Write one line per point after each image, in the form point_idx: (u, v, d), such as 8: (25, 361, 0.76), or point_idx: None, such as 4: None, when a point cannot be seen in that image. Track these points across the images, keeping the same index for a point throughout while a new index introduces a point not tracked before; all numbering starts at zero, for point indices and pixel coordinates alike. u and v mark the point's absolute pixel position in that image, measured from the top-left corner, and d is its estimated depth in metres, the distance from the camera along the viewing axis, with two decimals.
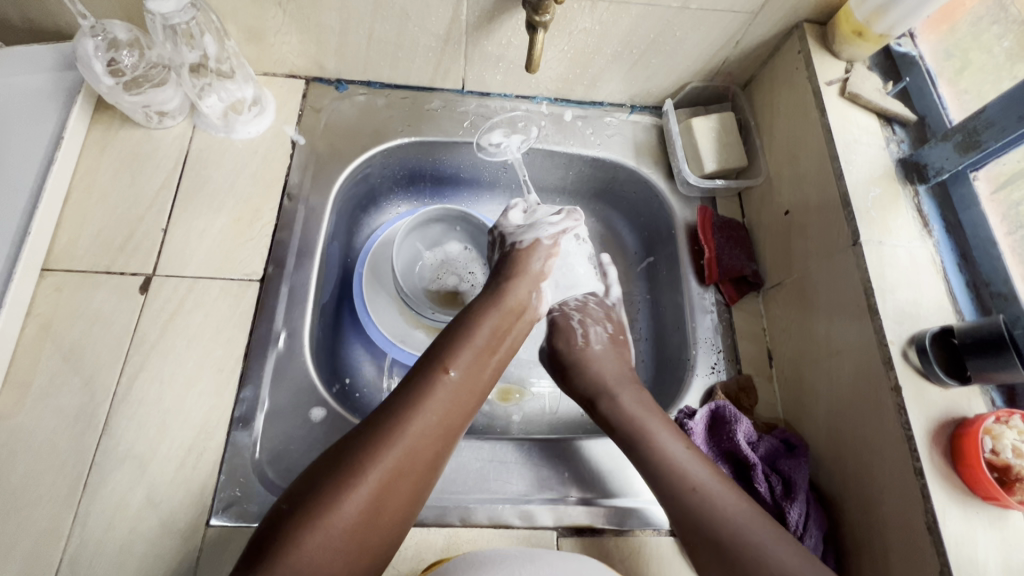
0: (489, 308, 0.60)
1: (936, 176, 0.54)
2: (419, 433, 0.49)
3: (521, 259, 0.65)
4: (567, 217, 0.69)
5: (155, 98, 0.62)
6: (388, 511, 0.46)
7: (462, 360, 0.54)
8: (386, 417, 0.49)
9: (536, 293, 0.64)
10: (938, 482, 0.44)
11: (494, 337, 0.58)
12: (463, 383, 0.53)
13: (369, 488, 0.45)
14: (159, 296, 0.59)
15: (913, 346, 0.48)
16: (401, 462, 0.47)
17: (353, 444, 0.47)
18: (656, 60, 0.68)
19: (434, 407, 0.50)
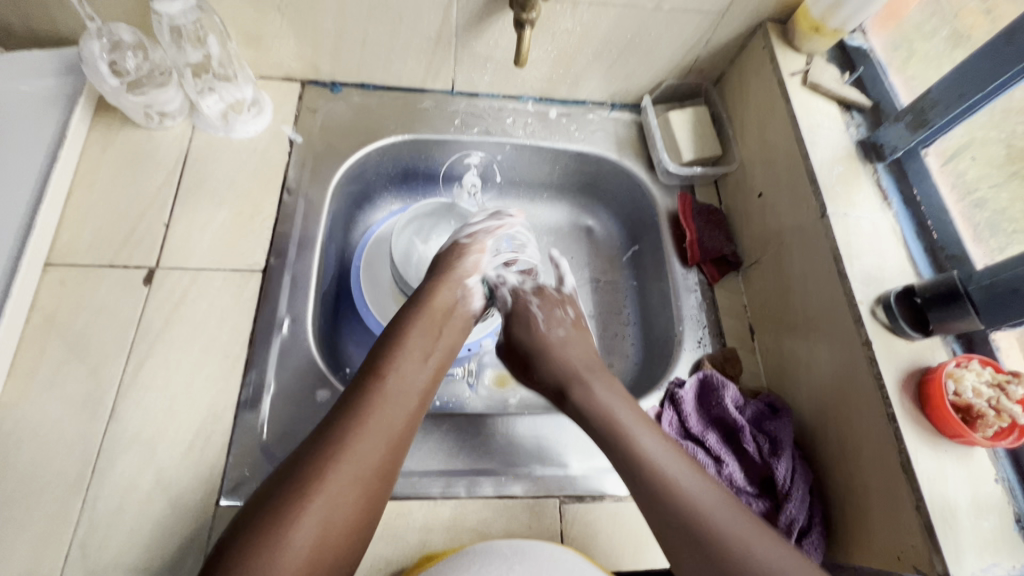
0: (421, 315, 0.59)
1: (891, 154, 0.60)
2: (360, 451, 0.47)
3: (450, 258, 0.66)
4: (495, 219, 0.71)
5: (156, 98, 0.65)
6: (340, 523, 0.44)
7: (400, 362, 0.54)
8: (321, 441, 0.47)
9: (462, 289, 0.63)
10: (909, 424, 0.48)
11: (428, 343, 0.57)
12: (402, 385, 0.52)
13: (312, 522, 0.43)
14: (163, 287, 0.60)
15: (879, 305, 0.53)
16: (343, 487, 0.45)
17: (282, 480, 0.45)
18: (633, 59, 0.73)
19: (378, 409, 0.50)
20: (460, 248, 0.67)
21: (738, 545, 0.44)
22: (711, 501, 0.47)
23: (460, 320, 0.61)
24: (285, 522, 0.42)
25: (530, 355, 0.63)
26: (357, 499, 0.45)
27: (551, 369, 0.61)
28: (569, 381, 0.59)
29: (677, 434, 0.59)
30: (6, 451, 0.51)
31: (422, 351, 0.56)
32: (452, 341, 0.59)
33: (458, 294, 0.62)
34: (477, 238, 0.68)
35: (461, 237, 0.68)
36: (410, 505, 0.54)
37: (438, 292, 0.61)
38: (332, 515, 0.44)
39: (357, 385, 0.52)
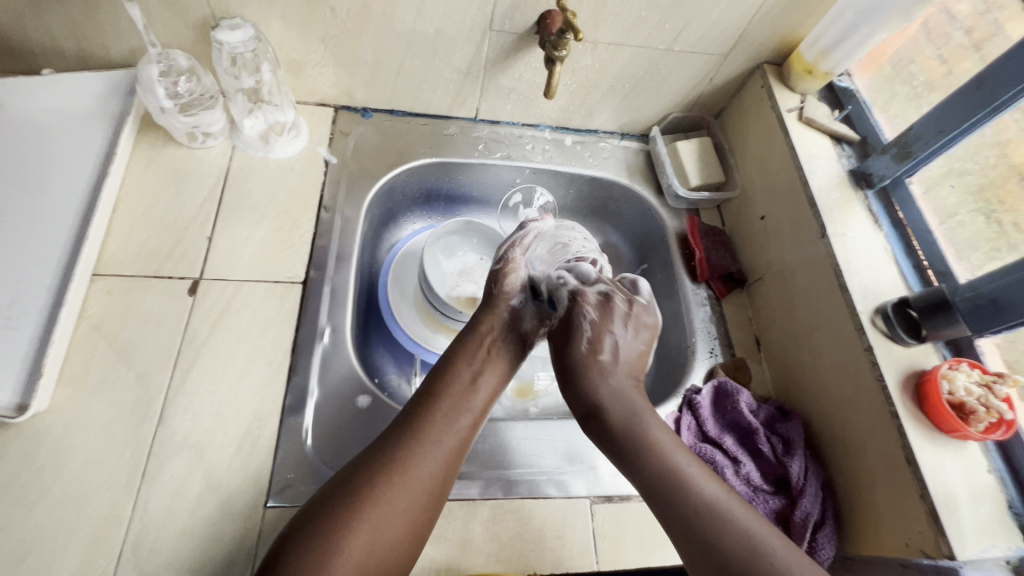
0: (471, 340, 0.61)
1: (880, 182, 0.67)
2: (412, 468, 0.49)
3: (492, 284, 0.66)
4: (518, 232, 0.70)
5: (203, 119, 0.69)
6: (394, 530, 0.46)
7: (453, 384, 0.57)
8: (378, 456, 0.49)
9: (509, 312, 0.64)
10: (910, 420, 0.53)
11: (475, 367, 0.59)
12: (456, 405, 0.55)
13: (365, 529, 0.45)
14: (207, 297, 0.63)
15: (878, 314, 0.59)
16: (395, 503, 0.47)
17: (336, 491, 0.47)
18: (644, 94, 0.80)
19: (432, 428, 0.52)
20: (497, 274, 0.66)
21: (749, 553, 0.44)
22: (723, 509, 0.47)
23: (507, 340, 0.62)
24: (336, 534, 0.44)
25: (572, 370, 0.58)
26: (403, 517, 0.46)
27: (589, 396, 0.56)
28: (616, 428, 0.54)
29: (695, 437, 0.63)
30: (57, 455, 0.52)
31: (473, 373, 0.58)
32: (502, 364, 0.60)
33: (502, 314, 0.63)
34: (510, 258, 0.67)
35: (495, 261, 0.68)
36: (451, 506, 0.57)
37: (484, 316, 0.63)
38: (380, 529, 0.45)
39: (412, 406, 0.55)
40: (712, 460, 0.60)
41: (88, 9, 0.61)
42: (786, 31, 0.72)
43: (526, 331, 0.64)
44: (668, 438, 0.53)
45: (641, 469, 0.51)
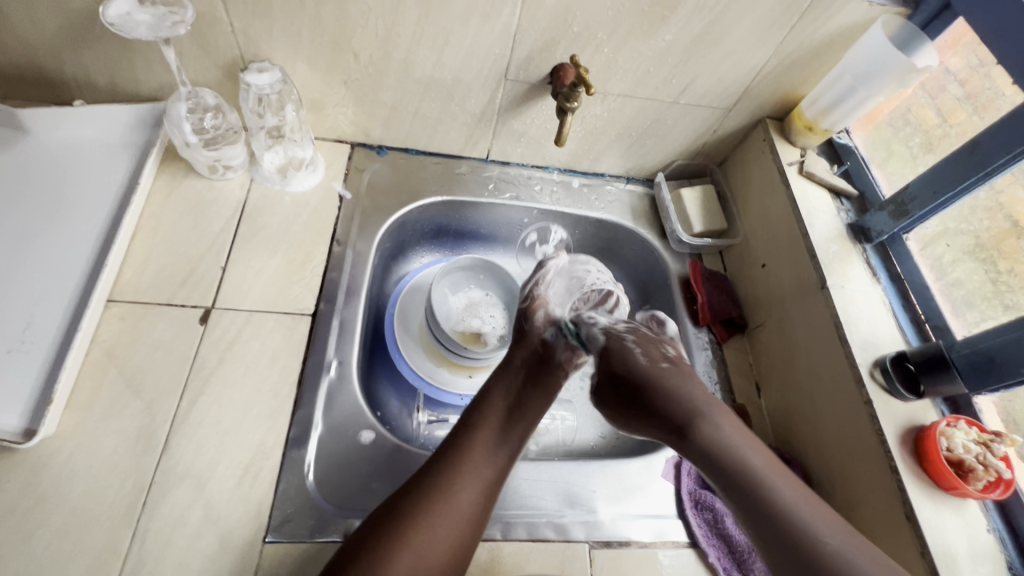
0: (504, 375, 0.64)
1: (878, 236, 0.69)
2: (452, 496, 0.53)
3: (522, 320, 0.70)
4: (539, 270, 0.74)
5: (225, 154, 0.71)
6: (434, 557, 0.50)
7: (489, 418, 0.60)
8: (418, 487, 0.53)
9: (545, 342, 0.67)
10: (910, 476, 0.54)
11: (511, 401, 0.62)
12: (491, 440, 0.58)
13: (408, 554, 0.49)
14: (218, 327, 0.64)
15: (877, 367, 0.60)
16: (435, 530, 0.51)
17: (383, 518, 0.51)
18: (650, 141, 0.83)
19: (469, 460, 0.56)
20: (524, 312, 0.71)
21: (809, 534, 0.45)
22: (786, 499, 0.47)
23: (542, 370, 0.65)
24: (384, 557, 0.48)
25: (644, 386, 0.57)
26: (446, 540, 0.51)
27: (665, 400, 0.55)
28: (692, 418, 0.53)
29: (695, 483, 0.66)
30: (59, 482, 0.52)
31: (508, 408, 0.61)
32: (535, 397, 0.63)
33: (535, 346, 0.67)
34: (535, 295, 0.72)
35: (522, 300, 0.73)
36: None
37: (515, 350, 0.67)
38: (422, 555, 0.49)
39: (451, 438, 0.59)
40: (712, 507, 0.63)
41: (125, 46, 0.64)
42: (787, 89, 0.75)
43: (562, 360, 0.66)
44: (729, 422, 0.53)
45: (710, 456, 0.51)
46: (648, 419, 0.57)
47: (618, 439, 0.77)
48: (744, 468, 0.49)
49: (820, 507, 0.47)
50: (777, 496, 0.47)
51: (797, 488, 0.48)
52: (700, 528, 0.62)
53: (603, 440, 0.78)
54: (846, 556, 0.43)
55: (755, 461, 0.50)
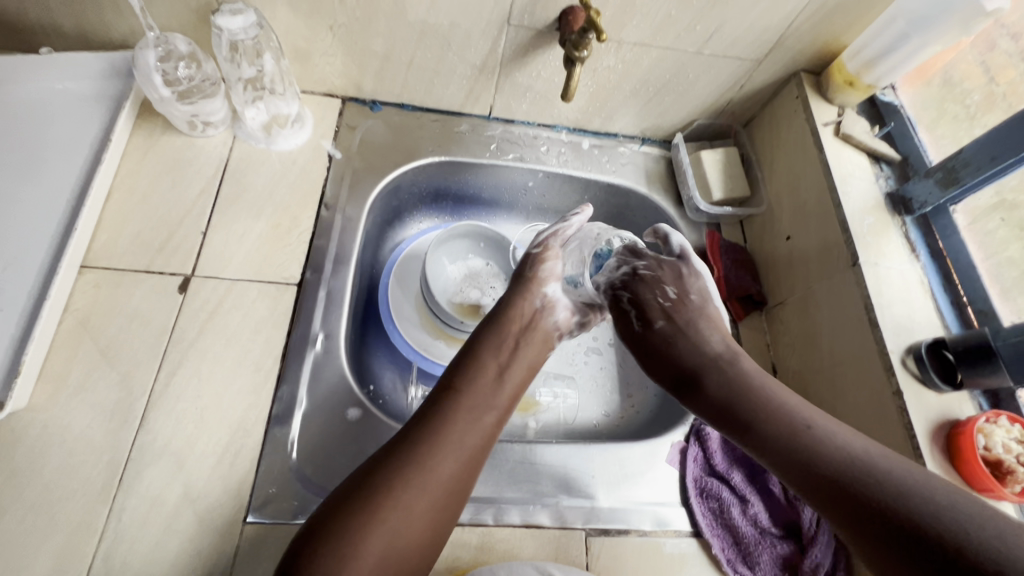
0: (497, 329, 0.59)
1: (920, 208, 0.62)
2: (433, 463, 0.47)
3: (525, 266, 0.65)
4: (559, 222, 0.67)
5: (203, 108, 0.66)
6: (414, 530, 0.45)
7: (475, 379, 0.55)
8: (396, 453, 0.48)
9: (542, 299, 0.62)
10: (940, 477, 0.49)
11: (502, 361, 0.57)
12: (478, 402, 0.53)
13: (386, 526, 0.43)
14: (198, 296, 0.60)
15: (910, 355, 0.54)
16: (416, 499, 0.45)
17: (359, 484, 0.45)
18: (668, 98, 0.75)
19: (454, 423, 0.51)
20: (534, 259, 0.65)
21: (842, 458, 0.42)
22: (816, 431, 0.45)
23: (538, 333, 0.61)
24: (359, 530, 0.42)
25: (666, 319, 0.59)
26: (427, 513, 0.46)
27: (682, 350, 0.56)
28: (706, 364, 0.54)
29: (702, 470, 0.62)
30: (32, 457, 0.50)
31: (498, 368, 0.57)
32: (525, 357, 0.59)
33: (535, 302, 0.62)
34: (549, 246, 0.65)
35: (532, 246, 0.66)
36: None
37: (516, 304, 0.61)
38: (402, 527, 0.44)
39: (433, 400, 0.53)
40: (719, 497, 0.60)
41: None
42: (827, 38, 0.66)
43: (558, 324, 0.63)
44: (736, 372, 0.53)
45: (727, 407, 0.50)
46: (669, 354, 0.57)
47: (621, 420, 0.74)
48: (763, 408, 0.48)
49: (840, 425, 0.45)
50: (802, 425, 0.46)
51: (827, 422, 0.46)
52: (704, 517, 0.59)
53: (606, 419, 0.74)
54: (868, 460, 0.41)
55: (770, 387, 0.50)
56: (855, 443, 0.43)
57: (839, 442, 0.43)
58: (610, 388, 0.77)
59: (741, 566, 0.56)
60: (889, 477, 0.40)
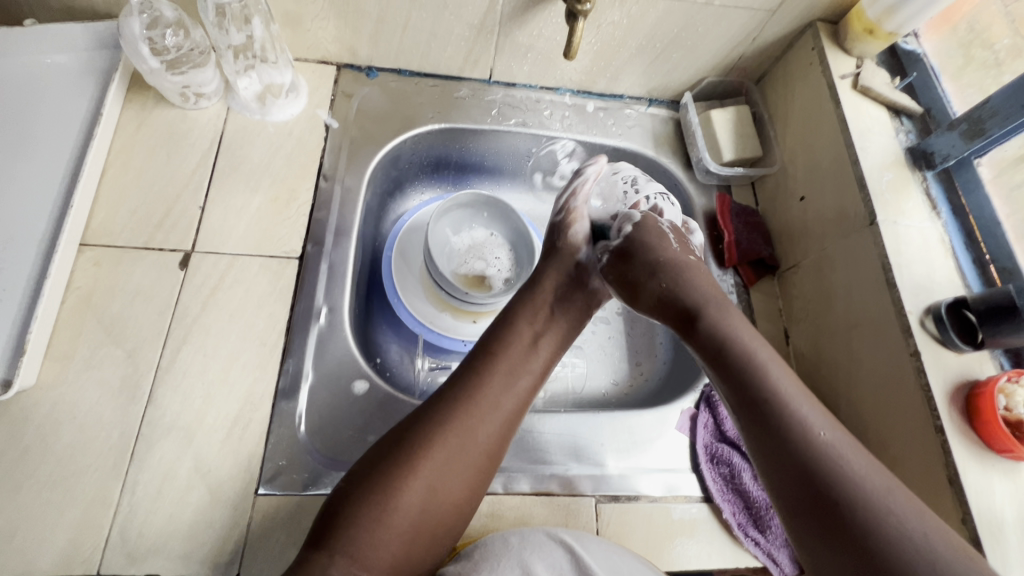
0: (529, 298, 0.58)
1: (942, 162, 0.59)
2: (470, 430, 0.47)
3: (554, 235, 0.63)
4: (577, 179, 0.65)
5: (194, 78, 0.64)
6: (446, 495, 0.45)
7: (512, 346, 0.54)
8: (435, 419, 0.47)
9: (580, 266, 0.60)
10: (957, 438, 0.48)
11: (537, 328, 0.56)
12: (516, 367, 0.52)
13: (420, 489, 0.44)
14: (200, 271, 0.59)
15: (929, 315, 0.53)
16: (453, 465, 0.46)
17: (394, 449, 0.45)
18: (676, 55, 0.71)
19: (492, 391, 0.50)
20: (559, 226, 0.63)
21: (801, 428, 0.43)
22: (788, 395, 0.45)
23: (580, 301, 0.59)
24: (395, 493, 0.43)
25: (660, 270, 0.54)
26: (463, 480, 0.46)
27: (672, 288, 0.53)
28: (704, 304, 0.51)
29: (712, 436, 0.61)
30: (44, 434, 0.50)
31: (533, 334, 0.55)
32: (565, 322, 0.58)
33: (569, 268, 0.60)
34: (572, 208, 0.63)
35: (555, 212, 0.64)
36: None
37: (544, 278, 0.59)
38: (437, 488, 0.45)
39: (468, 364, 0.52)
40: (730, 462, 0.59)
41: None
42: None
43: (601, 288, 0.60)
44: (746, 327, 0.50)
45: (721, 351, 0.48)
46: (653, 303, 0.54)
47: (630, 388, 0.73)
48: (746, 358, 0.47)
49: (834, 423, 0.43)
50: (779, 386, 0.45)
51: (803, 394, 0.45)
52: (715, 482, 0.58)
53: (615, 388, 0.73)
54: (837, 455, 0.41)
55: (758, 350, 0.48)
56: (824, 430, 0.42)
57: (811, 427, 0.42)
58: (619, 357, 0.76)
59: (752, 530, 0.56)
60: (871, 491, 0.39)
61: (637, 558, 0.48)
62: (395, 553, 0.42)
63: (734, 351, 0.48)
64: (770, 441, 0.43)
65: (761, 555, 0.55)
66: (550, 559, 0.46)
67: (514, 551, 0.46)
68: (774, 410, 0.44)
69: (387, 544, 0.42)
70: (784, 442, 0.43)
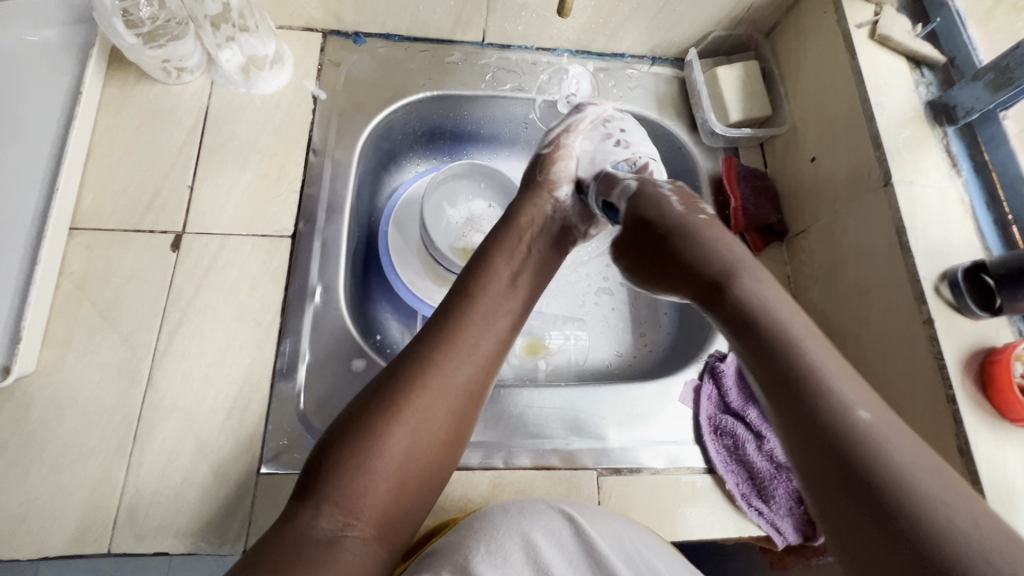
0: (510, 235, 0.55)
1: (965, 116, 0.55)
2: (450, 370, 0.45)
3: (536, 170, 0.61)
4: (574, 115, 0.63)
5: (174, 52, 0.62)
6: (430, 441, 0.43)
7: (492, 284, 0.51)
8: (413, 363, 0.45)
9: (553, 204, 0.59)
10: (970, 407, 0.47)
11: (517, 266, 0.54)
12: (494, 308, 0.50)
13: (403, 435, 0.41)
14: (192, 253, 0.59)
15: (944, 281, 0.50)
16: (433, 406, 0.43)
17: (370, 399, 0.43)
18: (680, 8, 0.67)
19: (471, 330, 0.48)
20: (542, 161, 0.61)
21: (844, 414, 0.36)
22: (832, 379, 0.38)
23: (550, 237, 0.57)
24: (377, 440, 0.41)
25: (671, 235, 0.50)
26: (445, 420, 0.44)
27: (693, 252, 0.48)
28: (719, 271, 0.46)
29: (716, 408, 0.61)
30: (47, 418, 0.51)
31: (512, 273, 0.53)
32: (545, 261, 0.56)
33: (547, 205, 0.58)
34: (561, 143, 0.62)
35: (543, 145, 0.63)
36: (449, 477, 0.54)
37: (526, 208, 0.58)
38: (421, 435, 0.42)
39: (443, 308, 0.50)
40: (733, 433, 0.59)
41: None
42: None
43: (569, 228, 0.59)
44: (765, 280, 0.46)
45: (740, 321, 0.43)
46: (674, 276, 0.49)
47: (633, 359, 0.72)
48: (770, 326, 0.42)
49: (870, 395, 0.37)
50: (810, 360, 0.39)
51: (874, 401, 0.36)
52: (719, 454, 0.58)
53: (618, 359, 0.72)
54: (874, 435, 0.35)
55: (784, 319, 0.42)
56: (866, 412, 0.36)
57: (848, 407, 0.36)
58: (621, 328, 0.75)
59: (756, 500, 0.56)
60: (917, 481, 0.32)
61: (639, 527, 0.49)
62: (381, 505, 0.40)
63: (763, 323, 0.42)
64: (794, 412, 0.38)
65: (764, 525, 0.55)
66: (550, 528, 0.45)
67: (514, 520, 0.45)
68: (799, 379, 0.38)
69: (372, 493, 0.40)
70: (811, 418, 0.37)
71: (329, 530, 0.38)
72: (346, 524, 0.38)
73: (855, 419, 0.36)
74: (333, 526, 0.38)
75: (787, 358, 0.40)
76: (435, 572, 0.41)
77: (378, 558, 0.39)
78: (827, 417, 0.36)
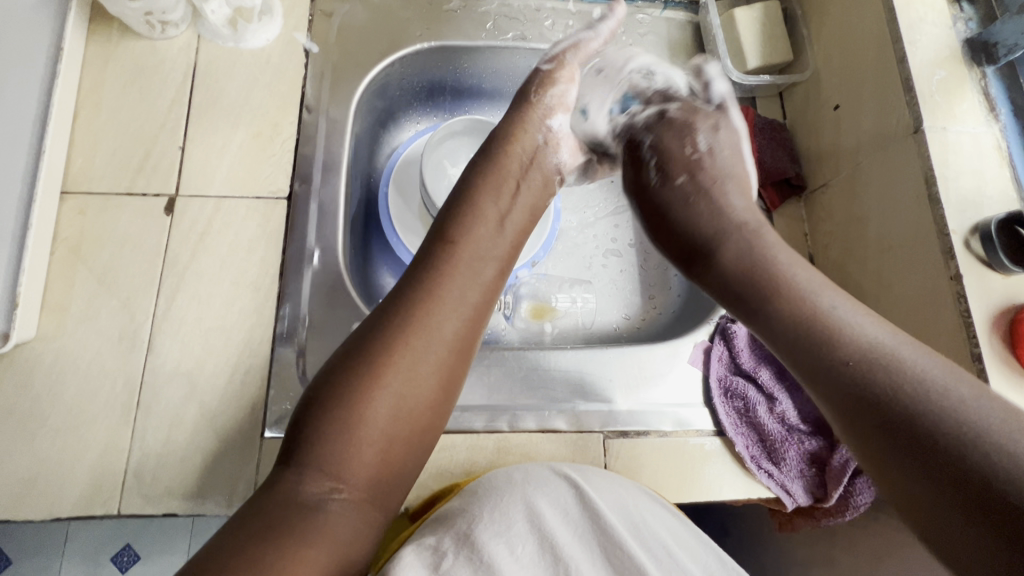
0: (492, 174, 0.53)
1: (1008, 54, 0.51)
2: (433, 327, 0.43)
3: (533, 85, 0.58)
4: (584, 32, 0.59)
5: (156, 3, 0.58)
6: (416, 399, 0.42)
7: (472, 233, 0.49)
8: (392, 324, 0.43)
9: (544, 134, 0.57)
10: (995, 367, 0.45)
11: (501, 208, 0.52)
12: (476, 259, 0.48)
13: (387, 395, 0.40)
14: (186, 217, 0.57)
15: (975, 234, 0.47)
16: (417, 366, 0.42)
17: (348, 360, 0.42)
18: None
19: (453, 283, 0.46)
20: (541, 77, 0.58)
21: (854, 353, 0.36)
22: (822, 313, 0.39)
23: (535, 171, 0.56)
24: (359, 399, 0.40)
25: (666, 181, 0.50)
26: (431, 378, 0.42)
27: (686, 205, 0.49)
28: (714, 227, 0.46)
29: (727, 369, 0.59)
30: (51, 384, 0.51)
31: (493, 218, 0.51)
32: (529, 200, 0.54)
33: (536, 132, 0.56)
34: (563, 61, 0.58)
35: (545, 60, 0.59)
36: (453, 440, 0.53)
37: (512, 127, 0.56)
38: (407, 394, 0.41)
39: (424, 257, 0.48)
40: (744, 396, 0.57)
41: None
42: None
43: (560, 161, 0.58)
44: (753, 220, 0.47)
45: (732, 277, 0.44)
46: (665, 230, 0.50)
47: (641, 322, 0.70)
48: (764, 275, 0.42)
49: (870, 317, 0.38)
50: (809, 302, 0.40)
51: (873, 326, 0.37)
52: (728, 416, 0.56)
53: (626, 322, 0.71)
54: (881, 358, 0.35)
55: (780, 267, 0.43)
56: (869, 337, 0.36)
57: (849, 338, 0.37)
58: (630, 291, 0.72)
59: (765, 462, 0.55)
60: (908, 377, 0.34)
61: (646, 490, 0.48)
62: (369, 469, 0.39)
63: (757, 271, 0.43)
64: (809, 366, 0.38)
65: (774, 487, 0.54)
66: (554, 494, 0.45)
67: (518, 486, 0.45)
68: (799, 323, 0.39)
69: (360, 457, 0.39)
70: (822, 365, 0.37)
71: (316, 494, 0.37)
72: (332, 489, 0.38)
73: (857, 346, 0.36)
74: (320, 491, 0.38)
75: (782, 299, 0.41)
76: (440, 536, 0.41)
77: (372, 518, 0.39)
78: (835, 363, 0.36)
